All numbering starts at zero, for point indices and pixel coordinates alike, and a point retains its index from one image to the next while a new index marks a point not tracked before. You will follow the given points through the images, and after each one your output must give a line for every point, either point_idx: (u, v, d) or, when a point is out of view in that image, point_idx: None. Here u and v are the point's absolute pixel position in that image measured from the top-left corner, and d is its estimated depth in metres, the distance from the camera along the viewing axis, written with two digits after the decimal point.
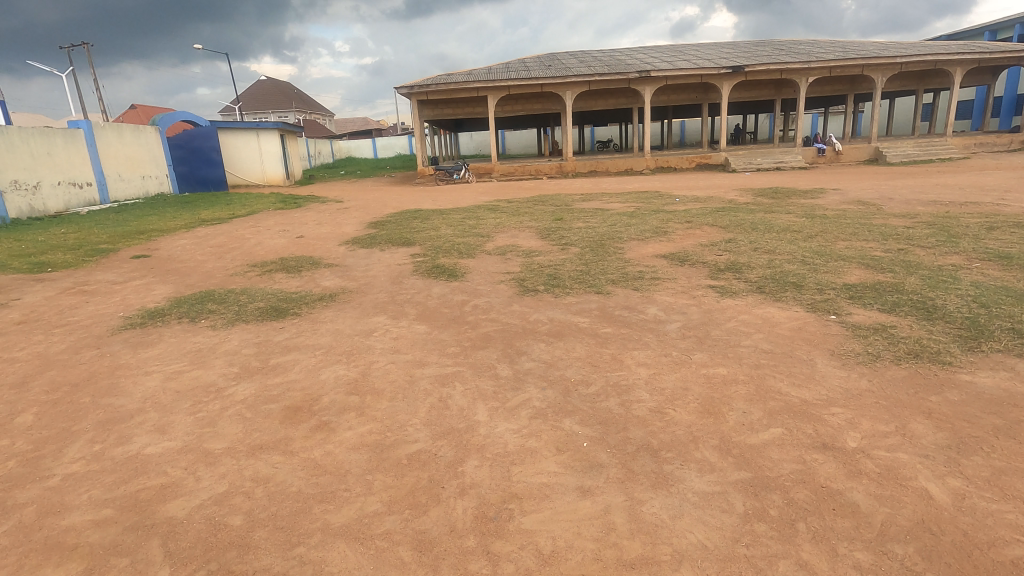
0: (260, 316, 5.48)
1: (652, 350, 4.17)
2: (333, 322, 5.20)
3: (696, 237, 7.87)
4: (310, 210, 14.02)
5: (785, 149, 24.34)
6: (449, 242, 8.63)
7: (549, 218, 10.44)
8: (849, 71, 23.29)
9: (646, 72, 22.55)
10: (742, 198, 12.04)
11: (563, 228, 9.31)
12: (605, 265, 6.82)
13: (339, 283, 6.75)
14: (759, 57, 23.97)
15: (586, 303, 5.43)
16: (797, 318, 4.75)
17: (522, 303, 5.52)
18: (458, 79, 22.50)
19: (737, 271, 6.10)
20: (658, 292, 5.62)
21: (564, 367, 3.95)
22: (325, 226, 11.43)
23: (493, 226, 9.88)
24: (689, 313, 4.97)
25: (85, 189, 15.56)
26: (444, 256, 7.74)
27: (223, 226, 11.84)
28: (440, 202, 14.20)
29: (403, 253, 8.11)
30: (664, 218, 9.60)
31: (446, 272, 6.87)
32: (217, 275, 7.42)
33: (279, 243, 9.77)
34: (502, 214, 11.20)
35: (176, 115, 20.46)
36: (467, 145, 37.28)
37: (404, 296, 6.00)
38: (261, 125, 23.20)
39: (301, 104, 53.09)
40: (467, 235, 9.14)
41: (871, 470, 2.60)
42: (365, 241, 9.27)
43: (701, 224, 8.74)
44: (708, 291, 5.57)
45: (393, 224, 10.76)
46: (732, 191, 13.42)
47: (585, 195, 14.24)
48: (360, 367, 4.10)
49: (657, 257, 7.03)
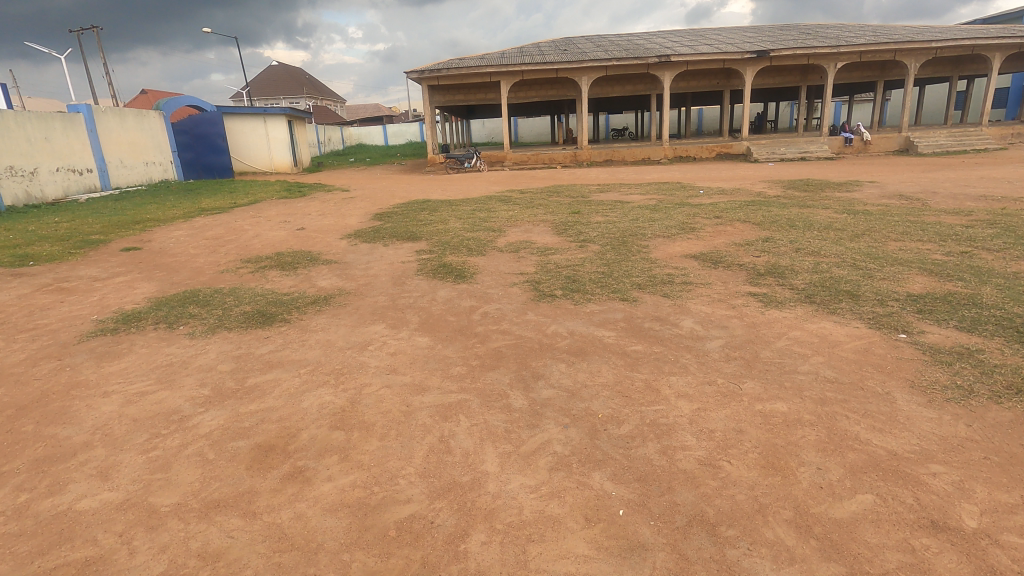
0: (245, 322, 4.91)
1: (694, 376, 3.53)
2: (325, 332, 4.61)
3: (729, 234, 7.18)
4: (315, 199, 13.46)
5: (810, 138, 23.37)
6: (458, 237, 8.03)
7: (565, 210, 9.78)
8: (881, 56, 22.16)
9: (667, 56, 21.62)
10: (772, 190, 11.25)
11: (581, 222, 8.65)
12: (629, 267, 6.16)
13: (336, 283, 6.15)
14: (785, 41, 22.89)
15: (610, 313, 4.77)
16: (860, 335, 4.06)
17: (538, 312, 4.89)
18: (470, 64, 21.74)
19: (781, 276, 5.41)
20: (692, 301, 4.98)
21: (589, 398, 3.31)
22: (328, 217, 10.84)
23: (505, 220, 9.24)
24: (731, 328, 4.31)
25: (86, 176, 15.12)
26: (452, 253, 7.13)
27: (222, 217, 11.31)
28: (450, 192, 13.57)
29: (408, 249, 7.50)
30: (691, 212, 8.90)
31: (453, 271, 6.25)
32: (207, 272, 6.88)
33: (279, 235, 9.22)
34: (516, 206, 10.57)
35: (181, 99, 19.96)
36: (479, 132, 36.52)
37: (406, 300, 5.40)
38: (268, 111, 22.66)
39: (312, 90, 52.44)
40: (478, 229, 8.51)
41: (1006, 567, 1.96)
42: (369, 234, 8.67)
43: (732, 219, 8.05)
44: (749, 300, 4.92)
45: (399, 216, 10.15)
46: (761, 183, 12.64)
47: (603, 185, 13.54)
48: (352, 391, 3.52)
49: (687, 258, 6.37)
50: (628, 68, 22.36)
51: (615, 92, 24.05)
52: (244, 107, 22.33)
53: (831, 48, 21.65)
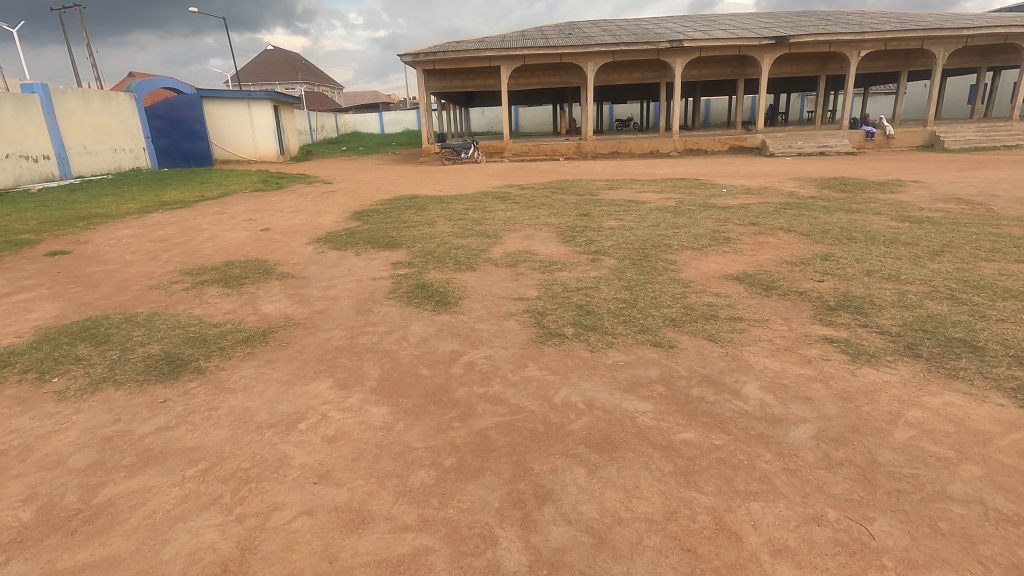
0: (143, 373, 3.60)
1: (788, 506, 2.25)
2: (247, 394, 3.32)
3: (773, 247, 5.92)
4: (292, 193, 12.16)
5: (829, 131, 21.99)
6: (446, 244, 6.75)
7: (571, 211, 8.49)
8: (907, 44, 20.74)
9: (679, 41, 20.19)
10: (804, 190, 9.98)
11: (591, 227, 7.36)
12: (657, 292, 4.87)
13: (285, 309, 4.85)
14: (804, 27, 21.43)
15: (641, 370, 3.48)
16: (1016, 421, 2.77)
17: (543, 365, 3.59)
18: (468, 47, 20.29)
19: (862, 314, 4.11)
20: (750, 352, 3.69)
21: (627, 554, 2.03)
22: (301, 215, 9.54)
23: (502, 222, 7.96)
24: (818, 402, 3.03)
25: (41, 163, 13.76)
26: (436, 267, 5.85)
27: (183, 213, 10.02)
28: (443, 186, 12.28)
29: (384, 260, 6.21)
30: (718, 216, 7.64)
31: (433, 295, 4.94)
32: (132, 288, 5.57)
33: (237, 237, 7.92)
34: (514, 205, 9.29)
35: (155, 81, 18.51)
36: (478, 121, 35.08)
37: (369, 340, 4.11)
38: (252, 95, 21.23)
39: (309, 76, 50.81)
40: (470, 235, 7.22)
41: None
42: (341, 238, 7.36)
43: (772, 227, 6.79)
44: (828, 351, 3.63)
45: (381, 215, 8.86)
46: (790, 181, 11.34)
47: (613, 181, 12.27)
48: (248, 524, 2.23)
49: (727, 280, 5.09)
50: (637, 54, 20.95)
51: (622, 79, 22.68)
52: (227, 91, 20.91)
53: (855, 35, 20.25)
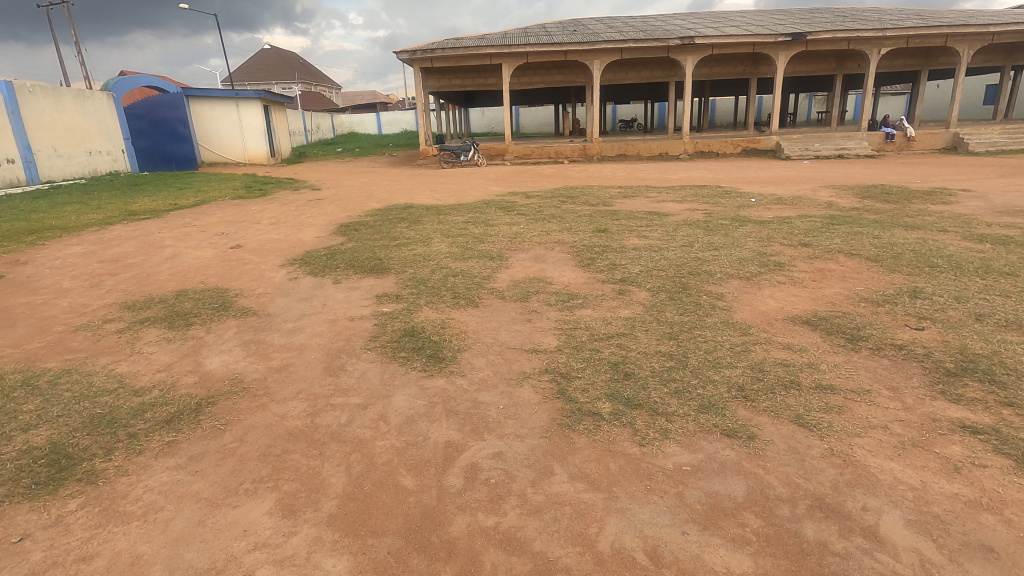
0: (6, 484, 2.53)
1: None
2: (144, 529, 2.26)
3: (838, 278, 4.88)
4: (275, 201, 11.10)
5: (846, 133, 20.97)
6: (442, 269, 5.70)
7: (586, 226, 7.46)
8: (930, 41, 19.71)
9: (690, 38, 19.12)
10: (843, 201, 8.97)
11: (612, 246, 6.33)
12: (711, 343, 3.82)
13: (235, 364, 3.80)
14: (821, 23, 20.36)
15: (718, 485, 2.42)
16: None
17: (577, 473, 2.53)
18: (468, 43, 19.23)
19: (1000, 387, 3.05)
20: (867, 450, 2.63)
21: None
22: (280, 228, 8.49)
23: (507, 240, 6.92)
24: (1011, 563, 1.95)
25: (4, 167, 12.71)
26: (431, 301, 4.80)
27: (149, 225, 8.96)
28: (440, 193, 11.25)
29: (367, 291, 5.15)
30: (757, 233, 6.63)
31: (425, 346, 3.87)
32: (53, 329, 4.52)
33: (201, 257, 6.87)
34: (520, 217, 8.25)
35: (136, 79, 17.47)
36: (478, 122, 34.06)
37: (336, 420, 3.05)
38: (240, 94, 20.23)
39: (306, 75, 49.77)
40: (470, 256, 6.18)
41: None
42: (320, 260, 6.33)
43: (827, 248, 5.77)
44: (979, 452, 2.57)
45: (370, 229, 7.81)
46: (822, 189, 10.33)
47: (627, 188, 11.23)
48: None
49: (796, 325, 4.04)
50: (646, 51, 19.91)
51: (630, 79, 21.66)
52: (213, 90, 19.88)
53: (875, 32, 19.20)
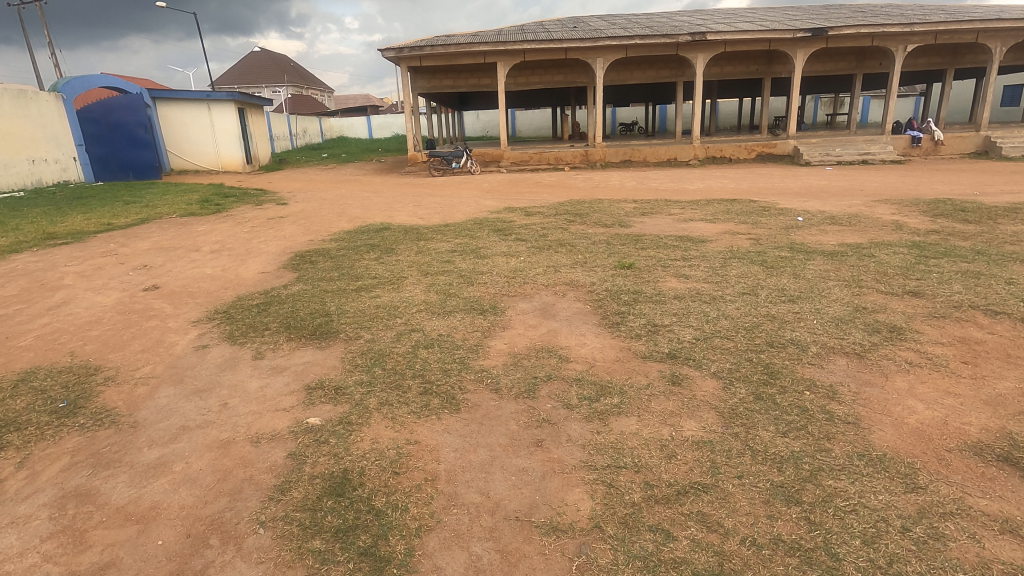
0: None
1: None
2: None
3: (1002, 359, 3.27)
4: (230, 219, 9.43)
5: (868, 136, 19.45)
6: (412, 334, 4.05)
7: (605, 258, 5.85)
8: (960, 36, 18.22)
9: (702, 34, 17.55)
10: (912, 221, 7.44)
11: (646, 292, 4.72)
12: (864, 514, 2.16)
13: (11, 563, 2.10)
14: (841, 18, 18.80)
15: None
16: None
17: None
18: (460, 40, 17.59)
19: None
20: None
21: None
22: (220, 259, 6.82)
23: (504, 279, 5.30)
24: None
25: None
26: (386, 400, 3.13)
27: (62, 253, 7.26)
28: (426, 209, 9.64)
29: (299, 375, 3.50)
30: (836, 271, 5.03)
31: (361, 522, 2.20)
32: None
33: (99, 305, 5.20)
34: (520, 244, 6.63)
35: (93, 78, 15.70)
36: (473, 125, 32.52)
37: None
38: (212, 95, 18.63)
39: (296, 77, 48.05)
40: (453, 309, 4.54)
41: None
42: (250, 312, 4.67)
43: (949, 298, 4.17)
44: None
45: (328, 262, 6.15)
46: (878, 204, 8.76)
47: (645, 203, 9.63)
48: None
49: (992, 468, 2.40)
50: (653, 48, 18.32)
51: (634, 79, 20.11)
52: (182, 90, 18.42)
53: (903, 27, 17.62)
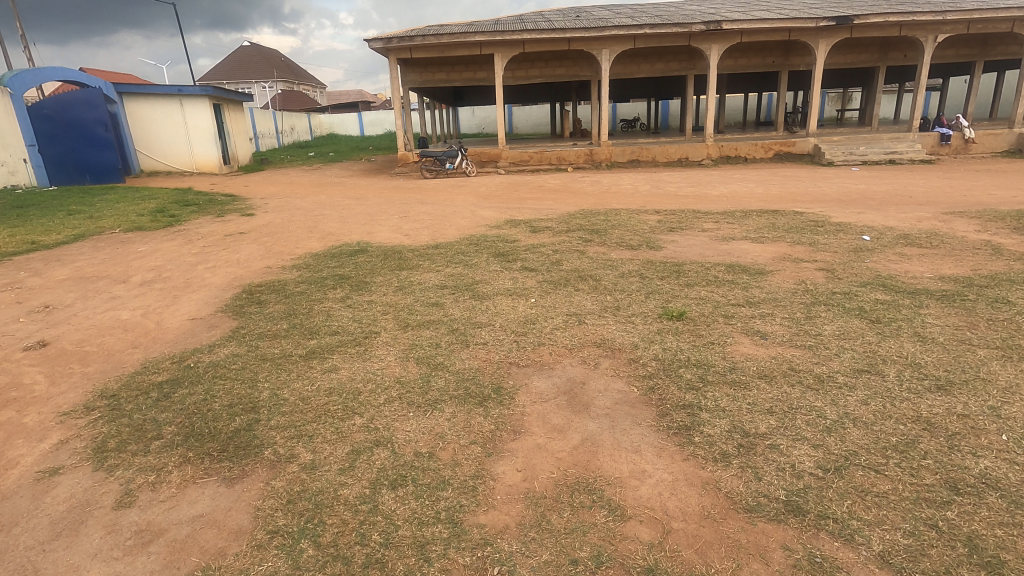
0: None
1: None
2: None
3: None
4: (181, 235, 7.97)
5: (894, 134, 18.03)
6: (375, 454, 2.60)
7: (644, 301, 4.44)
8: (995, 25, 16.82)
9: (717, 22, 16.10)
10: (1008, 241, 6.06)
11: (718, 367, 3.30)
12: None
13: None
14: (866, 6, 17.36)
15: None
16: None
17: None
18: (453, 30, 16.09)
19: None
20: None
21: None
22: (147, 295, 5.38)
23: (512, 336, 3.88)
24: None
25: None
26: None
27: None
28: (414, 222, 8.23)
29: (172, 558, 2.06)
30: (975, 329, 3.60)
31: None
32: None
33: None
34: (529, 275, 5.23)
35: (45, 71, 14.12)
36: (468, 122, 31.06)
37: None
38: (184, 90, 17.07)
39: (286, 73, 46.43)
40: (441, 397, 3.11)
41: None
42: (147, 399, 3.23)
43: None
44: None
45: (280, 305, 4.73)
46: (952, 216, 7.36)
47: (669, 214, 8.25)
48: None
49: None
50: (663, 38, 16.83)
51: (642, 72, 18.68)
52: (152, 85, 16.90)
53: (934, 15, 16.19)
